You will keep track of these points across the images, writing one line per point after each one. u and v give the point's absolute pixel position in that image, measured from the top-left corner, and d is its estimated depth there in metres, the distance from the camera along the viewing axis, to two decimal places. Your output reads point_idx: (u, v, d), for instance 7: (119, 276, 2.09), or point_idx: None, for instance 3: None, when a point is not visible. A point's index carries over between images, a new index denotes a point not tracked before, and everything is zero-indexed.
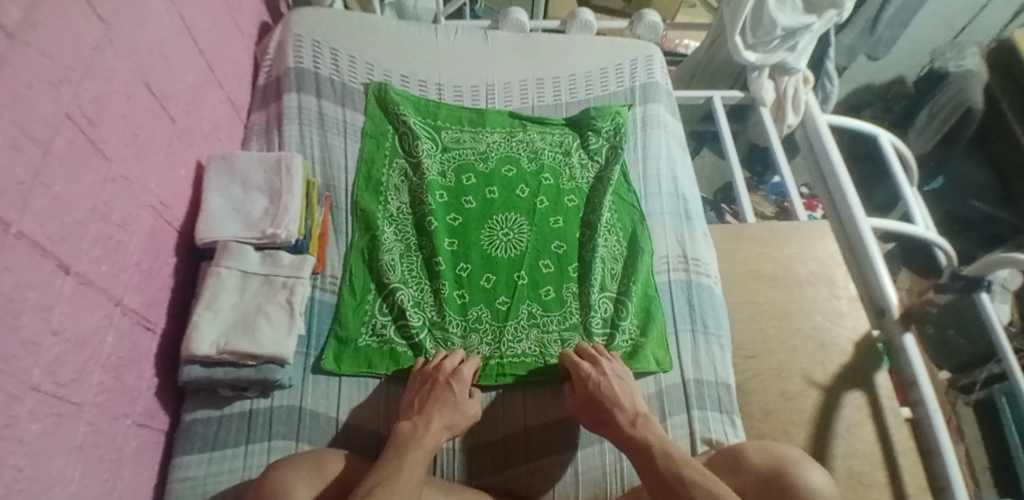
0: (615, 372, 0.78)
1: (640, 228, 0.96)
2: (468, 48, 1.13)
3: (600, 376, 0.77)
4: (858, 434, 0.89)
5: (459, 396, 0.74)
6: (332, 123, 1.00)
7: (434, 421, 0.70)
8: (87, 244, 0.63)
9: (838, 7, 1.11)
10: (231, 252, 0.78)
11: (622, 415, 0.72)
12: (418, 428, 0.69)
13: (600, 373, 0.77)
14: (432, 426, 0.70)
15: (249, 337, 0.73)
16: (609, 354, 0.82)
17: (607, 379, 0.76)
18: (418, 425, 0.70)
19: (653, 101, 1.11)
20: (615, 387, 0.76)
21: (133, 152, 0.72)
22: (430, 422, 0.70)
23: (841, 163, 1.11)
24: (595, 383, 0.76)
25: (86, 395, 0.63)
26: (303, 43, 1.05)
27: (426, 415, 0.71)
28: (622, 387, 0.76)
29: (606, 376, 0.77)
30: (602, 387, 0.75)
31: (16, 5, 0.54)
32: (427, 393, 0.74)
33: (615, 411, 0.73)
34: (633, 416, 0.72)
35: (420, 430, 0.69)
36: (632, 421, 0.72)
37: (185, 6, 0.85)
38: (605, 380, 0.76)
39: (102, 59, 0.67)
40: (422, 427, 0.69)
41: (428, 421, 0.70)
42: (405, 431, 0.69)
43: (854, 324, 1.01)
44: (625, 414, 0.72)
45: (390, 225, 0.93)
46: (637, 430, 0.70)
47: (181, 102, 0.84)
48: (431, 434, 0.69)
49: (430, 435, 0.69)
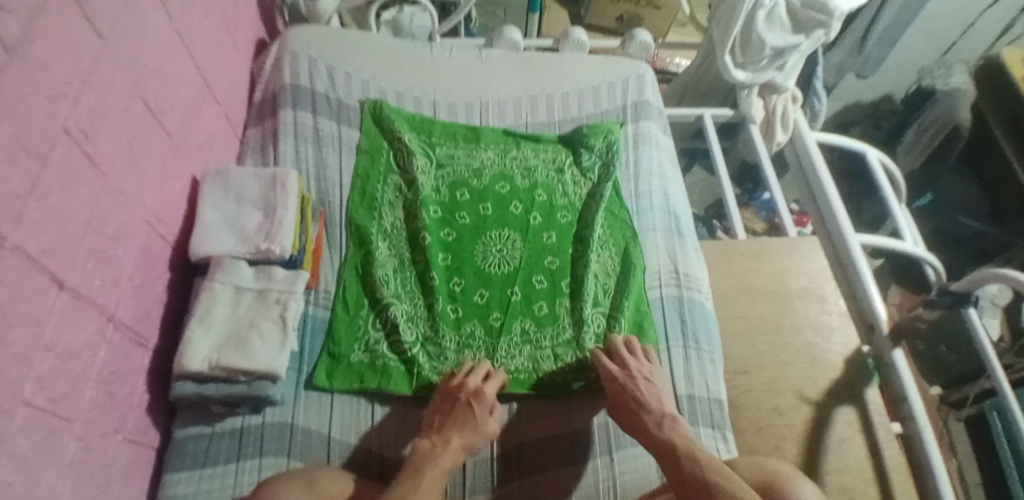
0: (643, 374, 0.80)
1: (632, 244, 0.97)
2: (463, 65, 1.14)
3: (628, 377, 0.78)
4: (850, 449, 0.90)
5: (479, 417, 0.75)
6: (327, 139, 1.01)
7: (451, 441, 0.72)
8: (80, 258, 0.63)
9: (826, 26, 1.13)
10: (224, 267, 0.79)
11: (649, 417, 0.75)
12: (436, 447, 0.71)
13: (629, 374, 0.79)
14: (450, 445, 0.71)
15: (241, 352, 0.72)
16: (639, 352, 0.83)
17: (635, 381, 0.78)
18: (436, 445, 0.72)
19: (645, 119, 1.12)
20: (642, 389, 0.77)
21: (129, 167, 0.72)
22: (448, 442, 0.72)
23: (829, 180, 1.13)
24: (621, 385, 0.78)
25: (76, 410, 0.62)
26: (300, 59, 1.06)
27: (444, 436, 0.73)
28: (649, 388, 0.78)
29: (632, 378, 0.78)
30: (630, 389, 0.77)
31: (16, 21, 0.54)
32: (448, 412, 0.76)
33: (642, 413, 0.75)
34: (660, 418, 0.75)
35: (438, 449, 0.71)
36: (659, 424, 0.74)
37: (184, 22, 0.86)
38: (632, 382, 0.78)
39: (99, 74, 0.67)
40: (439, 447, 0.71)
41: (446, 441, 0.72)
42: (423, 449, 0.71)
43: (845, 340, 1.02)
44: (653, 417, 0.75)
45: (384, 240, 0.93)
46: (664, 432, 0.73)
47: (177, 117, 0.84)
48: (449, 454, 0.71)
49: (447, 455, 0.70)
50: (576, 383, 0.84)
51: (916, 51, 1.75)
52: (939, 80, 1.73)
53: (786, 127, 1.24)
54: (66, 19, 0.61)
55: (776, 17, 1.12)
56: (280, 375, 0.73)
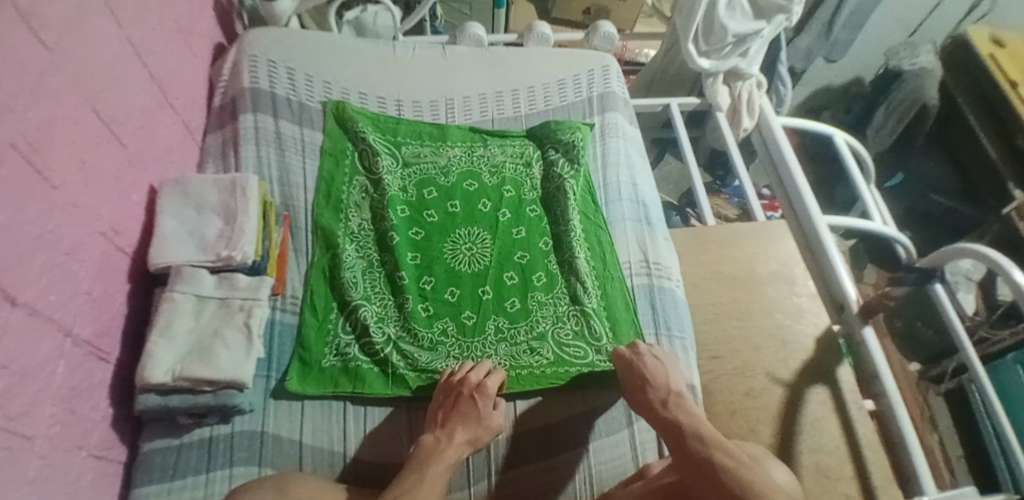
0: (652, 353, 0.82)
1: (603, 236, 0.97)
2: (427, 63, 1.14)
3: (635, 355, 0.81)
4: (823, 428, 0.91)
5: (482, 410, 0.76)
6: (290, 143, 1.00)
7: (456, 435, 0.73)
8: (34, 274, 0.62)
9: (787, 12, 1.15)
10: (185, 277, 0.77)
11: (655, 394, 0.78)
12: (440, 442, 0.72)
13: (635, 354, 0.82)
14: (455, 440, 0.72)
15: (205, 362, 0.71)
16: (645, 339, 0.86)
17: (642, 359, 0.81)
18: (440, 438, 0.73)
19: (611, 110, 1.13)
20: (650, 367, 0.80)
21: (81, 179, 0.71)
22: (453, 436, 0.73)
23: (796, 163, 1.14)
24: (630, 362, 0.80)
25: (38, 428, 0.61)
26: (258, 63, 1.05)
27: (449, 429, 0.74)
28: (657, 365, 0.80)
29: (640, 356, 0.81)
30: (638, 366, 0.80)
31: None
32: (451, 406, 0.76)
33: (648, 389, 0.78)
34: (666, 395, 0.77)
35: (443, 443, 0.72)
36: (664, 401, 0.77)
37: (136, 30, 0.85)
38: (640, 360, 0.80)
39: (46, 86, 0.66)
40: (444, 441, 0.72)
41: (450, 435, 0.73)
42: (428, 444, 0.72)
43: (815, 321, 1.03)
44: (658, 393, 0.78)
45: (352, 243, 0.92)
46: (669, 410, 0.76)
47: (131, 126, 0.83)
48: (454, 447, 0.72)
49: (452, 449, 0.72)
50: (551, 377, 0.84)
51: (883, 32, 1.75)
52: (905, 61, 1.71)
53: (751, 112, 1.25)
54: (10, 31, 0.60)
55: (737, 4, 1.14)
56: (246, 383, 0.72)
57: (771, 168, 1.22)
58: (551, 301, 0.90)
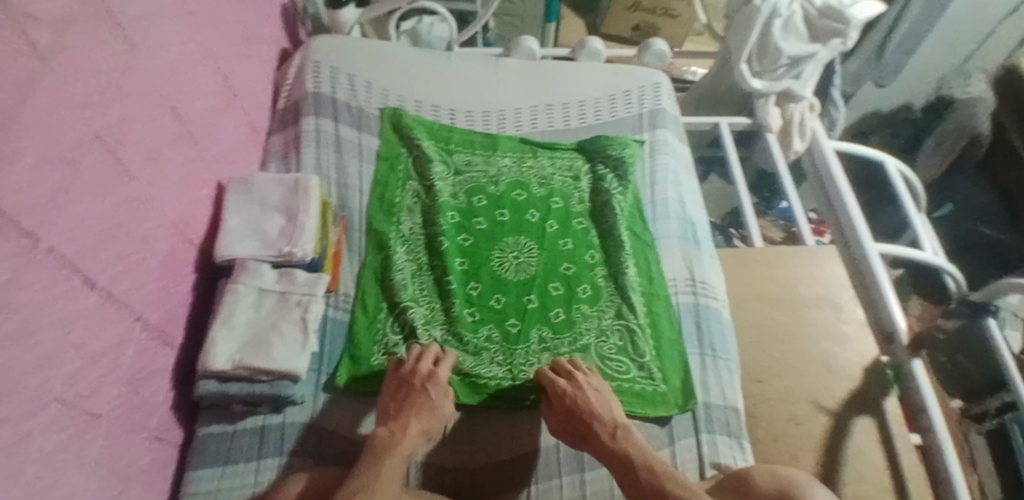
0: (592, 386, 0.79)
1: (649, 253, 0.98)
2: (481, 74, 1.16)
3: (577, 390, 0.78)
4: (867, 460, 0.89)
5: (435, 400, 0.76)
6: (348, 146, 1.03)
7: (411, 427, 0.72)
8: (109, 261, 0.65)
9: (843, 36, 1.12)
10: (248, 270, 0.80)
11: (602, 427, 0.74)
12: (395, 434, 0.71)
13: (576, 387, 0.78)
14: (409, 431, 0.72)
15: (263, 353, 0.74)
16: (586, 368, 0.82)
17: (583, 392, 0.77)
18: (394, 431, 0.72)
19: (661, 127, 1.13)
20: (593, 401, 0.77)
21: (156, 172, 0.75)
22: (407, 428, 0.72)
23: (847, 188, 1.12)
24: (572, 398, 0.77)
25: (104, 408, 0.64)
26: (321, 69, 1.09)
27: (402, 422, 0.73)
28: (600, 398, 0.78)
29: (582, 390, 0.78)
30: (579, 401, 0.76)
31: (47, 28, 0.56)
32: (404, 399, 0.76)
33: (592, 423, 0.75)
34: (613, 427, 0.74)
35: (397, 436, 0.71)
36: (612, 433, 0.73)
37: (209, 33, 0.89)
38: (582, 395, 0.77)
39: (128, 83, 0.69)
40: (398, 434, 0.71)
41: (405, 427, 0.72)
42: (382, 438, 0.71)
43: (862, 349, 1.01)
44: (605, 427, 0.74)
45: (403, 245, 0.95)
46: (619, 443, 0.72)
47: (203, 124, 0.87)
48: (408, 439, 0.71)
49: (407, 441, 0.71)
50: None
51: (934, 59, 1.69)
52: (957, 89, 1.72)
53: (803, 135, 1.23)
54: (96, 29, 0.63)
55: (793, 26, 1.13)
56: (300, 375, 0.75)
57: (820, 192, 1.20)
58: (596, 314, 0.91)
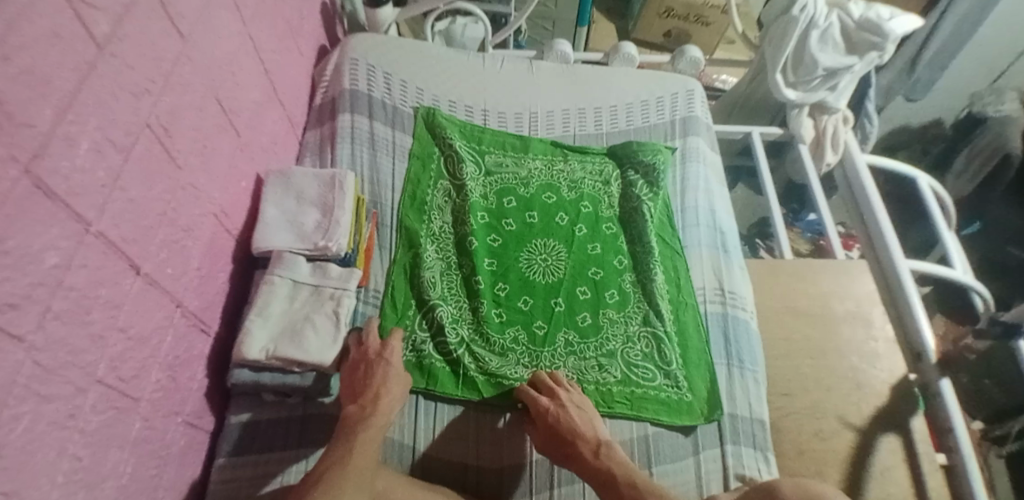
0: (573, 402, 0.79)
1: (678, 261, 0.97)
2: (514, 76, 1.17)
3: (559, 408, 0.77)
4: (892, 478, 0.88)
5: (393, 365, 0.77)
6: (382, 143, 1.04)
7: (381, 397, 0.73)
8: (154, 247, 0.67)
9: (881, 49, 1.11)
10: (284, 262, 0.82)
11: (585, 445, 0.75)
12: (366, 408, 0.72)
13: (558, 405, 0.78)
14: (380, 403, 0.72)
15: (297, 344, 0.75)
16: (567, 383, 0.82)
17: (565, 410, 0.77)
18: (365, 406, 0.72)
19: (693, 134, 1.12)
20: (576, 419, 0.77)
21: (201, 162, 0.76)
22: (380, 398, 0.73)
23: (880, 203, 1.10)
24: (554, 416, 0.76)
25: (144, 391, 0.66)
26: (358, 66, 1.10)
27: (372, 394, 0.73)
28: (581, 415, 0.78)
29: (564, 408, 0.77)
30: (562, 420, 0.76)
31: (106, 17, 0.58)
32: (365, 373, 0.76)
33: (576, 442, 0.75)
34: (596, 445, 0.75)
35: (369, 409, 0.71)
36: (595, 450, 0.74)
37: (254, 27, 0.90)
38: (565, 413, 0.77)
39: (179, 73, 0.71)
40: (371, 406, 0.72)
41: (376, 399, 0.73)
42: (354, 415, 0.71)
43: (891, 367, 1.00)
44: (587, 444, 0.75)
45: (432, 243, 0.95)
46: (602, 461, 0.73)
47: (245, 117, 0.88)
48: (381, 410, 0.72)
49: (379, 412, 0.72)
50: (619, 396, 0.84)
51: (969, 74, 1.68)
52: (990, 106, 1.64)
53: (836, 147, 1.22)
54: (150, 20, 0.65)
55: (830, 37, 1.12)
56: (331, 368, 0.76)
57: (851, 204, 1.19)
58: (623, 320, 0.91)
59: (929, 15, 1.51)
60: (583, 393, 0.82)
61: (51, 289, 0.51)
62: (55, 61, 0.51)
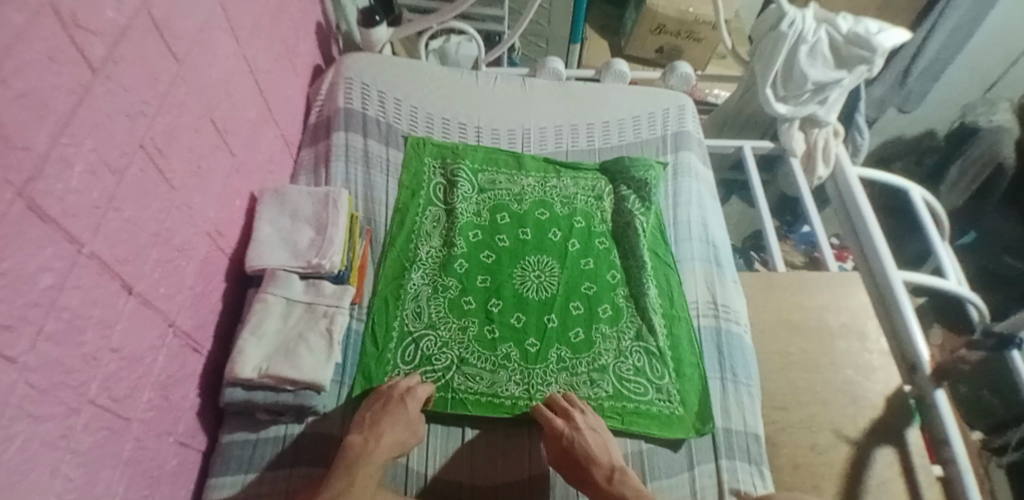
0: (588, 425, 0.79)
1: (671, 275, 0.98)
2: (507, 94, 1.18)
3: (574, 432, 0.76)
4: (889, 491, 0.87)
5: (412, 413, 0.77)
6: (376, 161, 1.05)
7: (384, 436, 0.73)
8: (149, 267, 0.67)
9: (869, 63, 1.13)
10: (278, 281, 0.82)
11: (599, 471, 0.75)
12: (368, 443, 0.73)
13: (573, 428, 0.77)
14: (382, 441, 0.73)
15: (290, 363, 0.75)
16: (581, 405, 0.82)
17: (581, 433, 0.77)
18: (368, 440, 0.73)
19: (685, 149, 1.14)
20: (591, 442, 0.76)
21: (196, 182, 0.77)
22: (381, 437, 0.73)
23: (873, 215, 1.11)
24: (569, 439, 0.75)
25: (136, 411, 0.66)
26: (353, 86, 1.11)
27: (377, 430, 0.74)
28: (597, 439, 0.77)
29: (579, 432, 0.77)
30: (576, 443, 0.75)
31: (101, 42, 0.59)
32: (381, 409, 0.76)
33: (591, 467, 0.75)
34: (610, 471, 0.75)
35: (371, 444, 0.72)
36: (609, 476, 0.74)
37: (250, 49, 0.92)
38: (580, 437, 0.76)
39: (174, 95, 0.72)
40: (372, 442, 0.73)
41: (378, 436, 0.73)
42: (356, 445, 0.72)
43: (886, 379, 0.99)
44: (602, 470, 0.75)
45: (418, 271, 0.95)
46: (614, 487, 0.73)
47: (240, 136, 0.89)
48: (381, 449, 0.73)
49: (379, 450, 0.72)
50: (609, 411, 0.84)
51: (961, 84, 1.70)
52: (981, 116, 1.63)
53: (827, 161, 1.23)
54: (146, 43, 0.66)
55: (819, 52, 1.13)
56: (324, 386, 0.76)
57: (844, 217, 1.19)
58: (616, 334, 0.91)
59: (919, 27, 1.53)
60: (599, 417, 0.82)
61: (45, 310, 0.52)
62: (51, 85, 0.52)
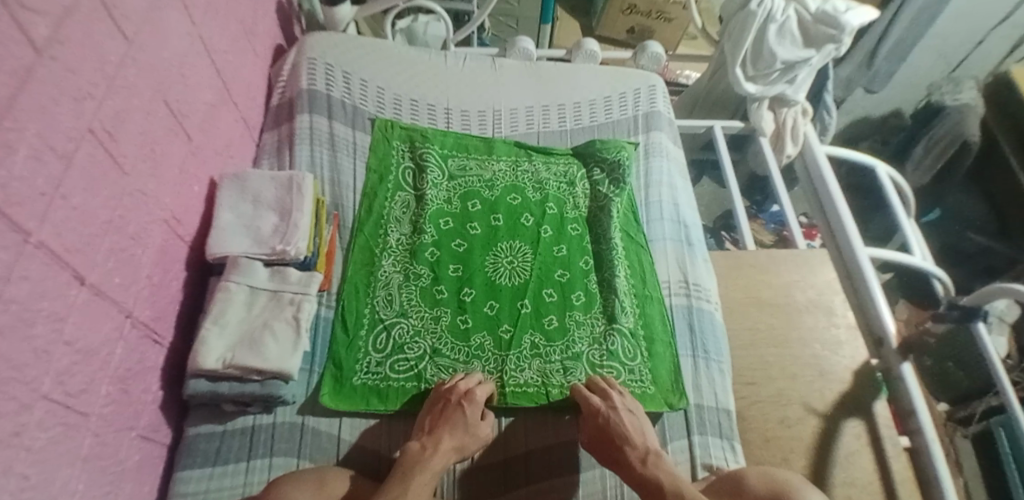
0: (626, 407, 0.79)
1: (643, 256, 0.98)
2: (476, 75, 1.16)
3: (611, 411, 0.77)
4: (857, 462, 0.89)
5: (470, 417, 0.75)
6: (342, 144, 1.03)
7: (441, 442, 0.72)
8: (101, 256, 0.64)
9: (837, 41, 1.13)
10: (240, 268, 0.80)
11: (633, 452, 0.74)
12: (426, 449, 0.71)
13: (610, 408, 0.78)
14: (440, 447, 0.71)
15: (255, 352, 0.73)
16: (619, 388, 0.82)
17: (617, 413, 0.77)
18: (426, 446, 0.72)
19: (656, 130, 1.13)
20: (626, 423, 0.76)
21: (150, 167, 0.74)
22: (438, 444, 0.72)
23: (839, 192, 1.13)
24: (605, 418, 0.76)
25: (93, 406, 0.63)
26: (316, 66, 1.08)
27: (435, 438, 0.73)
28: (631, 420, 0.77)
29: (616, 411, 0.77)
30: (612, 423, 0.76)
31: (44, 20, 0.55)
32: (439, 413, 0.76)
33: (625, 447, 0.74)
34: (644, 453, 0.73)
35: (429, 452, 0.71)
36: (642, 459, 0.73)
37: (206, 28, 0.88)
38: (615, 416, 0.77)
39: (124, 76, 0.68)
40: (430, 449, 0.71)
41: (437, 442, 0.72)
42: (414, 452, 0.71)
43: (853, 353, 1.02)
44: (636, 452, 0.74)
45: (388, 258, 0.93)
46: (648, 469, 0.71)
47: (196, 119, 0.86)
48: (440, 455, 0.71)
49: (438, 457, 0.71)
50: None
51: (926, 65, 1.74)
52: (947, 96, 1.65)
53: (796, 139, 1.25)
54: (94, 22, 0.62)
55: (787, 31, 1.13)
56: (291, 375, 0.74)
57: (812, 195, 1.21)
58: (589, 321, 0.90)
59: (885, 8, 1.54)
60: (637, 402, 0.82)
61: None
62: None
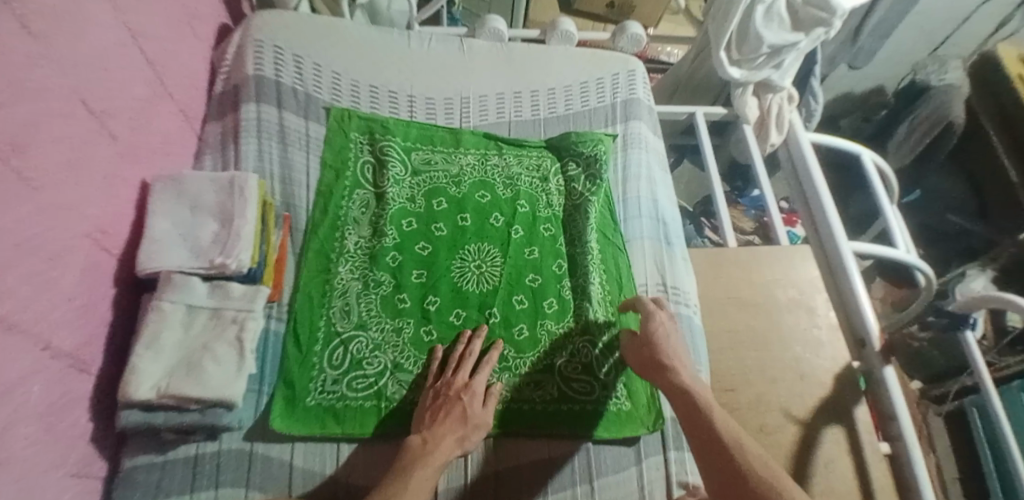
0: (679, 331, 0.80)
1: (620, 257, 0.93)
2: (442, 58, 1.07)
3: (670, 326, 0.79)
4: (836, 470, 0.87)
5: (471, 410, 0.73)
6: (294, 137, 0.94)
7: (443, 435, 0.69)
8: (13, 285, 0.57)
9: (827, 25, 1.06)
10: (174, 285, 0.72)
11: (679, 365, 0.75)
12: (427, 442, 0.69)
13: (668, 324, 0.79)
14: (443, 441, 0.69)
15: (193, 379, 0.67)
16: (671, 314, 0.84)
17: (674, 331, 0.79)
18: (428, 440, 0.69)
19: (635, 119, 1.07)
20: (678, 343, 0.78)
21: (70, 178, 0.65)
22: (439, 438, 0.69)
23: (823, 183, 1.08)
24: (662, 330, 0.78)
25: (12, 450, 0.56)
26: (264, 50, 0.98)
27: (436, 431, 0.70)
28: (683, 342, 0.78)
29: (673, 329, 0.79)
30: (668, 337, 0.77)
31: None
32: (439, 407, 0.73)
33: (673, 357, 0.75)
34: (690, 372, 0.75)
35: (431, 445, 0.68)
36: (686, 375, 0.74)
37: (132, 12, 0.78)
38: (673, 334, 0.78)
39: (31, 77, 0.59)
40: (432, 442, 0.68)
41: (439, 435, 0.69)
42: (415, 446, 0.68)
43: (834, 354, 0.98)
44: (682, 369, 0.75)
45: (345, 264, 0.86)
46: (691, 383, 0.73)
47: (124, 117, 0.77)
48: (442, 448, 0.68)
49: (441, 449, 0.68)
50: (556, 416, 0.79)
51: (911, 42, 1.67)
52: (932, 75, 1.60)
53: (780, 127, 1.19)
54: None
55: (775, 12, 1.05)
56: (235, 402, 0.68)
57: (794, 182, 1.17)
58: (561, 331, 0.85)
59: None
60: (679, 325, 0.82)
61: None
62: None
